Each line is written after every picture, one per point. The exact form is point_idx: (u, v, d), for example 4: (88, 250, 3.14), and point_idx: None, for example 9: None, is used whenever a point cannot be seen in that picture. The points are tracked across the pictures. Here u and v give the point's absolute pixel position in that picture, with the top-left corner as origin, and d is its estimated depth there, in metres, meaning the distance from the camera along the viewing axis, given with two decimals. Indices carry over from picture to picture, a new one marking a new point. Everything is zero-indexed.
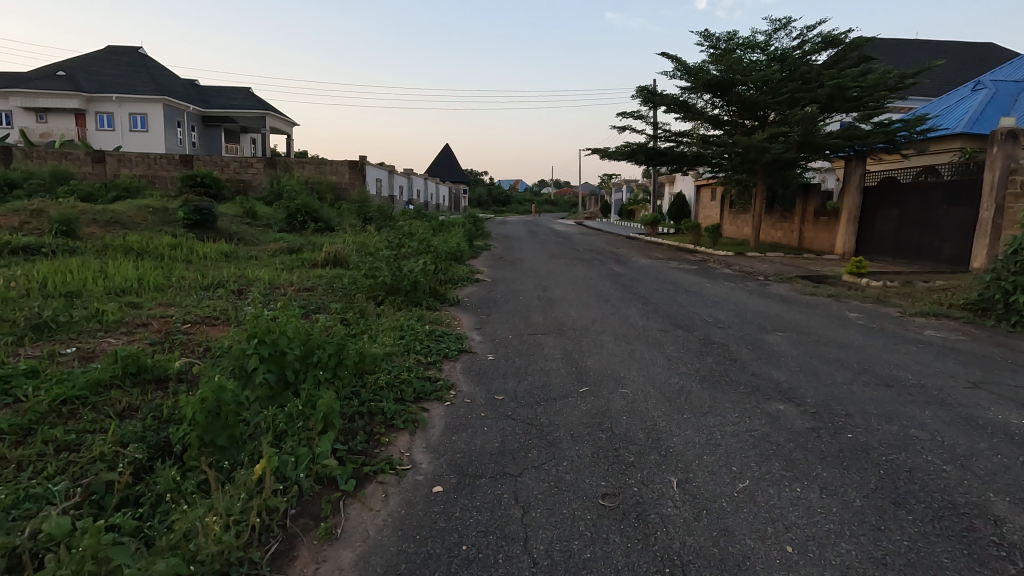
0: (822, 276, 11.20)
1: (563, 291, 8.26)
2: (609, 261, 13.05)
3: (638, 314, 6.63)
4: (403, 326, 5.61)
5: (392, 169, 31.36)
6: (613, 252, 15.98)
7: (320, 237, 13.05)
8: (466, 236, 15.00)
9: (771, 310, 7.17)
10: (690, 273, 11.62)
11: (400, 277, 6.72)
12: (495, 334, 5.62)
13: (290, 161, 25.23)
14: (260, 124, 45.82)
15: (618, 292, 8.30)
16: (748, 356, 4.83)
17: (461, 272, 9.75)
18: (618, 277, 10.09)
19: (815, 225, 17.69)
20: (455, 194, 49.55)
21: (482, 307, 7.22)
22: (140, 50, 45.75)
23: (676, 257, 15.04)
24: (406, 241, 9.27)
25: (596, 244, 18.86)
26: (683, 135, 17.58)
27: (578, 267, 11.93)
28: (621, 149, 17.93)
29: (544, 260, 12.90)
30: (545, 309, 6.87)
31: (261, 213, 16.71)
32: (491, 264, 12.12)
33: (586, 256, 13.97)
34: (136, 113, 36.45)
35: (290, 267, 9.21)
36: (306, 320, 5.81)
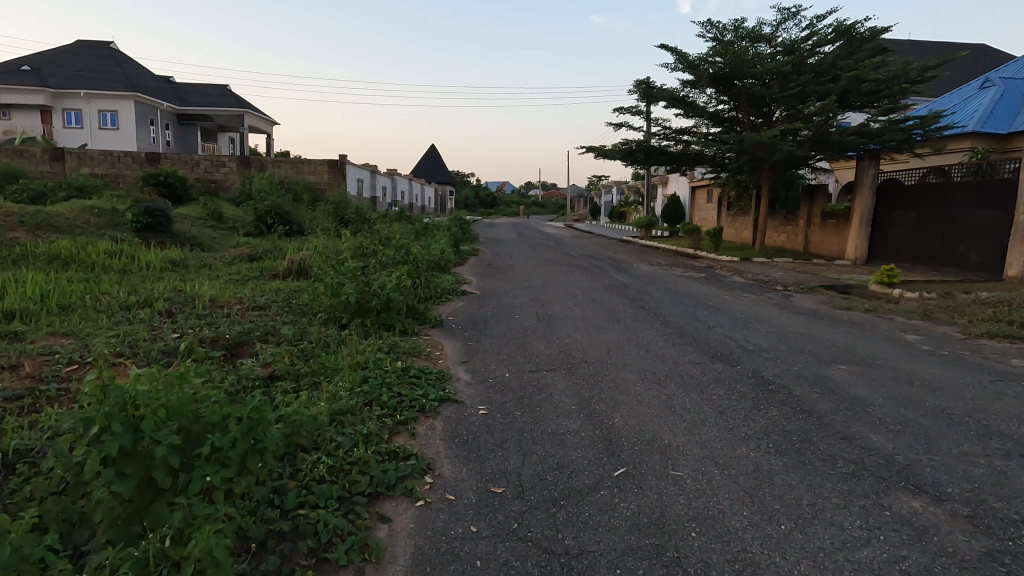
0: (845, 285, 10.16)
1: (566, 308, 7.05)
2: (609, 270, 11.89)
3: (661, 340, 5.42)
4: (368, 364, 4.33)
5: (375, 169, 29.95)
6: (610, 257, 14.83)
7: (288, 241, 11.73)
8: (452, 241, 13.75)
9: (815, 331, 6.03)
10: (700, 282, 10.49)
11: (369, 296, 5.45)
12: (487, 373, 4.35)
13: (265, 160, 23.77)
14: (238, 123, 44.14)
15: (629, 308, 7.12)
16: (825, 407, 3.64)
17: (445, 283, 8.50)
18: (624, 288, 8.91)
19: (822, 228, 16.70)
20: (441, 196, 48.21)
21: (471, 330, 5.94)
22: (112, 46, 43.86)
23: (679, 263, 13.93)
24: (381, 249, 8.00)
25: (591, 249, 17.71)
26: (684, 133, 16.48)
27: (576, 275, 10.73)
28: (617, 147, 16.78)
29: (538, 268, 11.69)
30: (547, 333, 5.63)
31: (228, 215, 15.32)
32: (479, 273, 10.88)
33: (583, 263, 12.81)
34: (105, 111, 34.69)
35: (245, 279, 7.89)
36: (244, 357, 4.53)
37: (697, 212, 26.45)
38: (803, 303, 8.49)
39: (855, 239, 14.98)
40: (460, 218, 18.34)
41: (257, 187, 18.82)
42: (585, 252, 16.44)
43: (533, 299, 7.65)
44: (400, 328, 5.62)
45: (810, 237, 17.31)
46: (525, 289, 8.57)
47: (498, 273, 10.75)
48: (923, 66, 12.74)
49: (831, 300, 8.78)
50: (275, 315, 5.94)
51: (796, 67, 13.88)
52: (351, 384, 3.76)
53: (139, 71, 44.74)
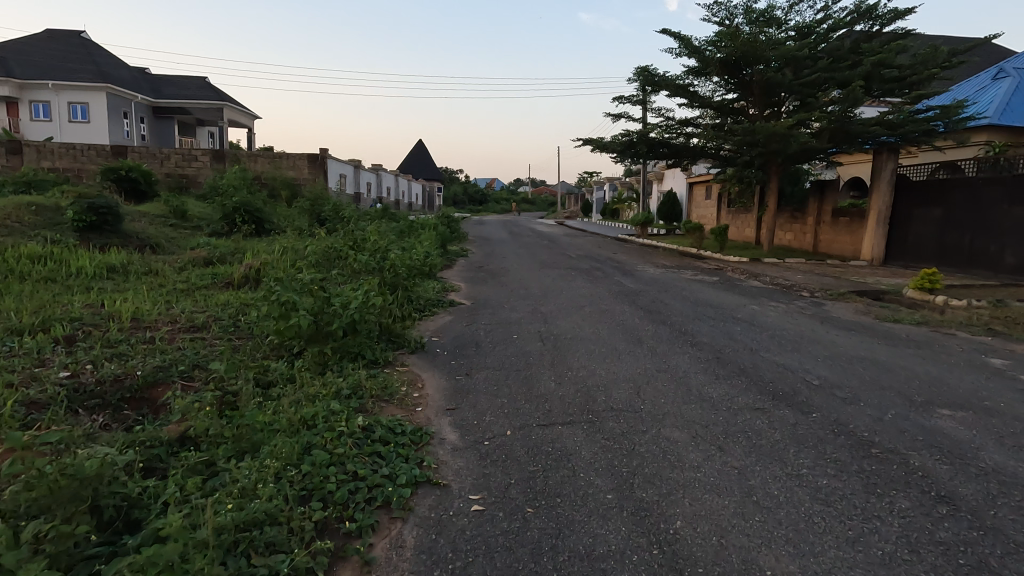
0: (876, 291, 9.14)
1: (573, 324, 5.90)
2: (612, 272, 10.79)
3: (699, 373, 4.27)
4: (317, 419, 3.14)
5: (359, 164, 28.60)
6: (609, 258, 13.72)
7: (255, 242, 10.48)
8: (438, 240, 12.57)
9: (880, 354, 4.95)
10: (715, 287, 9.40)
11: (329, 318, 4.24)
12: (482, 431, 3.18)
13: (240, 154, 22.36)
14: (218, 116, 42.48)
15: (648, 325, 5.98)
16: (973, 493, 2.52)
17: (429, 292, 7.33)
18: (635, 296, 7.81)
19: (834, 226, 15.72)
20: (429, 192, 46.89)
21: (461, 356, 4.77)
22: (84, 36, 42.01)
23: (686, 264, 12.87)
24: (353, 254, 6.81)
25: (588, 248, 16.59)
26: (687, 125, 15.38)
27: (577, 279, 9.60)
28: (616, 140, 15.64)
29: (535, 271, 10.53)
30: (556, 363, 4.48)
31: (193, 213, 14.01)
32: (467, 277, 9.69)
33: (583, 265, 11.69)
34: (76, 103, 33.06)
35: (191, 290, 6.67)
36: (146, 421, 3.33)
37: (695, 209, 25.47)
38: (839, 313, 7.42)
39: (872, 237, 14.03)
40: (448, 215, 17.14)
41: (229, 183, 17.46)
42: (583, 252, 15.33)
43: (532, 312, 6.50)
44: (369, 357, 4.44)
45: (820, 235, 16.35)
46: (523, 298, 7.43)
47: (491, 278, 9.59)
48: (951, 51, 11.73)
49: (869, 309, 7.73)
50: (214, 341, 4.74)
51: (811, 52, 12.80)
52: (285, 460, 2.58)
53: (113, 62, 42.85)
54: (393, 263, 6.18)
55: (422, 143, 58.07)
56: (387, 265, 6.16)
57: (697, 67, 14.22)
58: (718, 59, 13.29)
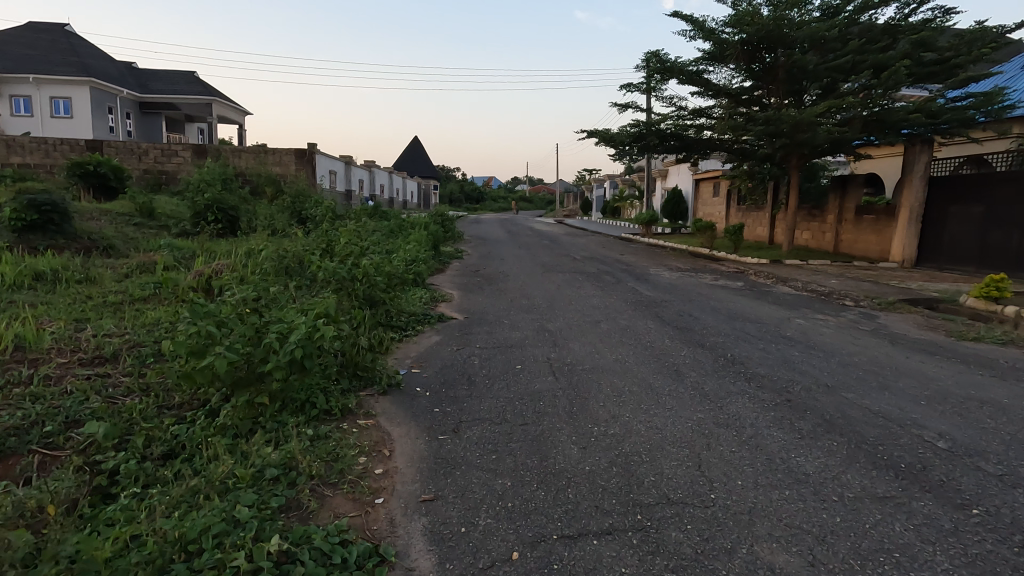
0: (927, 299, 8.03)
1: (590, 348, 4.73)
2: (624, 277, 9.61)
3: (774, 430, 3.10)
4: (205, 535, 1.95)
5: (350, 160, 27.36)
6: (618, 260, 12.56)
7: (221, 242, 9.28)
8: (430, 241, 11.40)
9: (997, 393, 3.80)
10: (743, 294, 8.24)
11: (257, 354, 3.02)
12: (476, 551, 2.02)
13: (223, 149, 21.13)
14: (207, 112, 41.20)
15: (683, 349, 4.81)
16: None
17: (415, 305, 6.17)
18: (657, 308, 6.64)
19: (858, 224, 14.58)
20: (424, 189, 45.70)
21: (448, 398, 3.60)
22: (67, 28, 40.58)
23: (702, 267, 11.72)
24: (322, 260, 5.63)
25: (592, 249, 15.42)
26: (700, 116, 14.19)
27: (586, 285, 8.43)
28: (623, 132, 14.44)
29: (537, 276, 9.35)
30: (576, 413, 3.30)
31: (162, 211, 12.80)
32: (461, 283, 8.52)
33: (591, 268, 10.52)
34: (57, 98, 31.80)
35: (124, 304, 5.49)
36: None
37: (701, 207, 24.34)
38: (900, 327, 6.29)
39: (904, 236, 12.89)
40: (442, 213, 15.94)
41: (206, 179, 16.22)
42: (588, 253, 14.18)
43: (538, 331, 5.32)
44: (320, 404, 3.26)
45: (842, 234, 15.19)
46: (526, 311, 6.24)
47: (488, 284, 8.43)
48: (999, 30, 10.59)
49: (931, 322, 6.60)
50: (119, 382, 3.58)
51: (840, 33, 11.62)
52: None
53: (97, 56, 41.45)
54: (367, 271, 5.00)
55: (418, 139, 56.80)
56: (359, 274, 4.97)
57: (711, 52, 13.01)
58: (737, 41, 12.07)
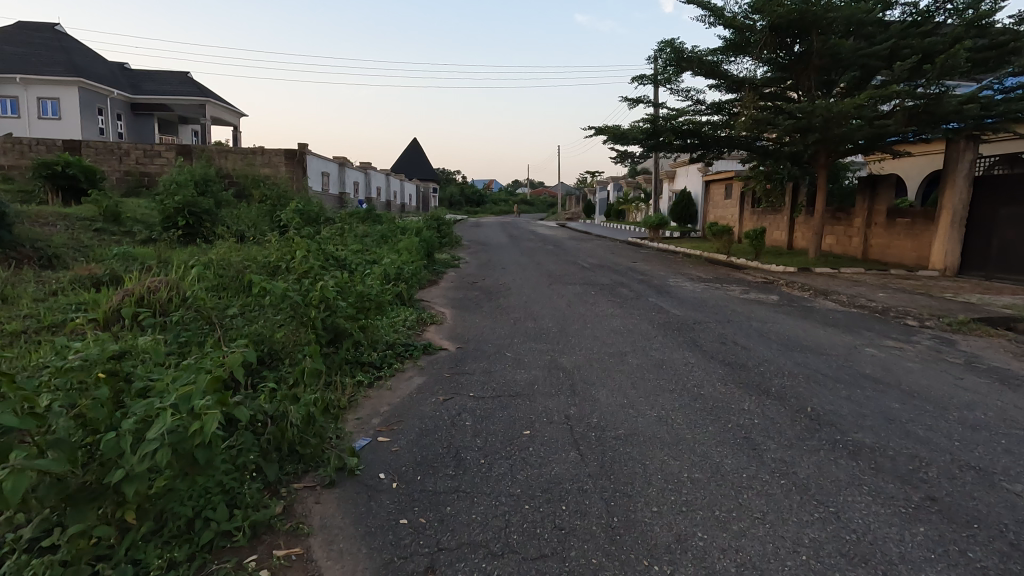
0: (1002, 317, 6.83)
1: (620, 398, 3.55)
2: (643, 289, 8.43)
3: (948, 572, 1.92)
4: None
5: (344, 161, 26.27)
6: (630, 268, 11.39)
7: (182, 251, 8.13)
8: (423, 249, 10.23)
9: None
10: (785, 312, 7.04)
11: (102, 456, 1.81)
12: None
13: (208, 149, 20.01)
14: (200, 113, 40.16)
15: (744, 399, 3.61)
16: None
17: (396, 331, 4.99)
18: (692, 333, 5.45)
19: (891, 228, 13.38)
20: (423, 193, 44.59)
21: (423, 497, 2.41)
22: (58, 29, 39.61)
23: (726, 276, 10.54)
24: (278, 278, 4.46)
25: (600, 255, 14.26)
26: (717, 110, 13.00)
27: (601, 300, 7.25)
28: (635, 128, 13.26)
29: (543, 289, 8.17)
30: (619, 532, 2.14)
31: (130, 215, 11.66)
32: (454, 299, 7.33)
33: (603, 279, 9.35)
34: (45, 99, 30.80)
35: (24, 334, 4.33)
36: None
37: (712, 210, 23.15)
38: (993, 357, 5.09)
39: (946, 242, 11.70)
40: (438, 217, 14.77)
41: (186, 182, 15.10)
42: (597, 260, 13.00)
43: (550, 371, 4.13)
44: (220, 518, 2.06)
45: (871, 238, 14.01)
46: (532, 339, 5.07)
47: (486, 300, 7.24)
48: None
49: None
50: None
51: (878, 16, 10.43)
52: None
53: (88, 56, 40.45)
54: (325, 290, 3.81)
55: (417, 141, 55.72)
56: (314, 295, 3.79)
57: (732, 40, 11.81)
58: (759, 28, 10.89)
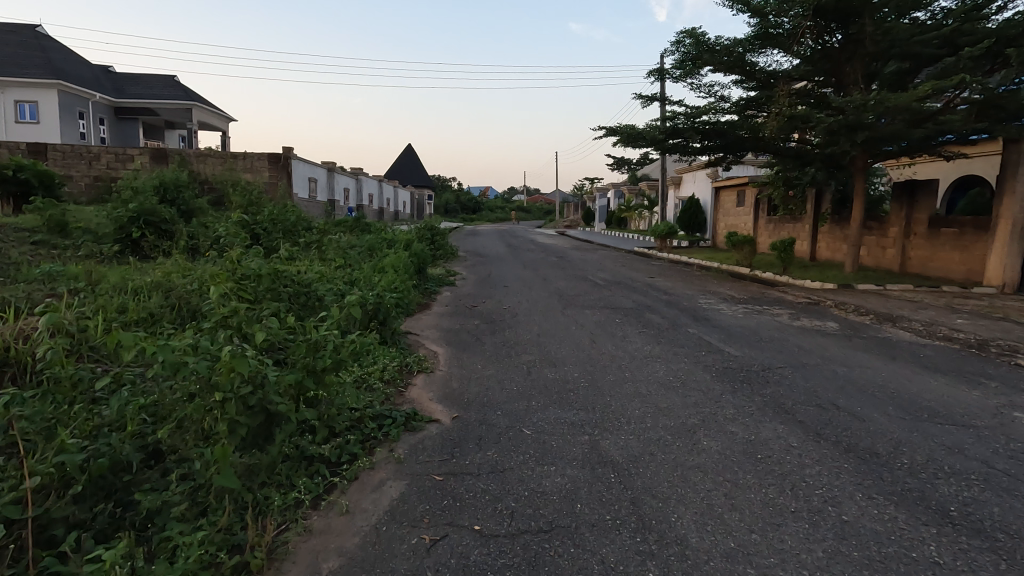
0: None
1: (723, 543, 2.14)
2: (676, 314, 7.04)
3: None
4: None
5: (334, 166, 24.89)
6: (650, 285, 10.03)
7: (123, 268, 6.72)
8: (413, 264, 8.83)
9: None
10: (861, 349, 5.64)
11: None
12: None
13: (186, 152, 18.60)
14: (188, 118, 38.74)
15: (919, 536, 2.22)
16: None
17: (369, 394, 3.59)
18: (769, 388, 4.05)
19: (933, 239, 12.09)
20: (417, 200, 43.19)
21: None
22: (40, 30, 38.20)
23: (761, 295, 9.20)
24: (187, 326, 3.04)
25: (611, 269, 12.91)
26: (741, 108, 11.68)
27: (631, 333, 5.87)
28: (649, 130, 11.96)
29: (557, 315, 6.79)
30: None
31: (82, 224, 10.23)
32: (448, 331, 5.91)
33: (625, 300, 7.94)
34: (22, 101, 29.33)
35: None
36: None
37: (723, 217, 21.87)
38: None
39: (1004, 255, 10.40)
40: (433, 227, 13.38)
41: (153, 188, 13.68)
42: (609, 274, 11.65)
43: (593, 472, 2.71)
44: None
45: (910, 250, 12.70)
46: (556, 404, 3.66)
47: (489, 333, 5.82)
48: None
49: None
50: None
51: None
52: None
53: (70, 58, 39.01)
54: (238, 358, 2.37)
55: (412, 147, 54.41)
56: (217, 367, 2.35)
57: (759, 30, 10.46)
58: (793, 14, 9.60)
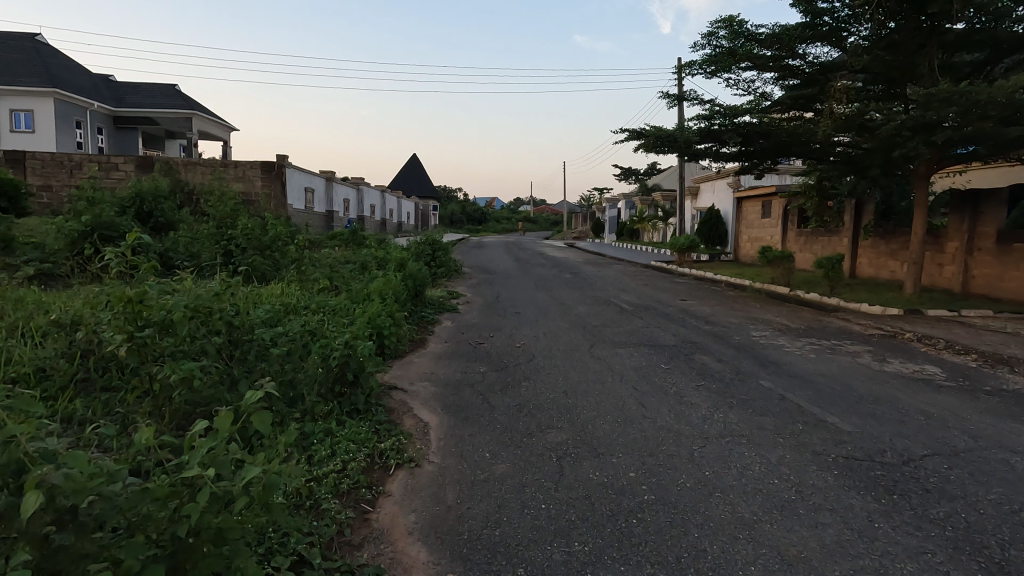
0: None
1: None
2: (733, 356, 5.59)
3: None
4: None
5: (332, 176, 23.66)
6: (684, 310, 8.62)
7: (45, 296, 5.40)
8: (408, 288, 7.47)
9: None
10: (1000, 412, 4.19)
11: None
12: None
13: (173, 161, 17.40)
14: (188, 127, 37.80)
15: None
16: None
17: (308, 537, 2.20)
18: (940, 509, 2.58)
19: (1003, 256, 10.60)
20: (421, 211, 41.88)
21: None
22: (40, 39, 37.50)
23: (819, 325, 7.77)
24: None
25: (633, 289, 11.52)
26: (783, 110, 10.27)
27: (686, 389, 4.45)
28: (676, 133, 10.60)
29: (583, 358, 5.36)
30: None
31: (33, 239, 8.95)
32: (445, 386, 4.48)
33: (664, 336, 6.48)
34: (16, 110, 28.42)
35: None
36: None
37: (745, 230, 20.44)
38: None
39: None
40: (435, 242, 12.01)
41: (129, 199, 12.45)
42: (633, 296, 10.24)
43: None
44: None
45: (973, 268, 11.22)
46: (615, 551, 2.22)
47: (500, 389, 4.38)
48: None
49: None
50: None
51: None
52: None
53: (70, 67, 38.23)
54: None
55: (417, 158, 53.38)
56: None
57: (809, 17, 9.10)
58: None
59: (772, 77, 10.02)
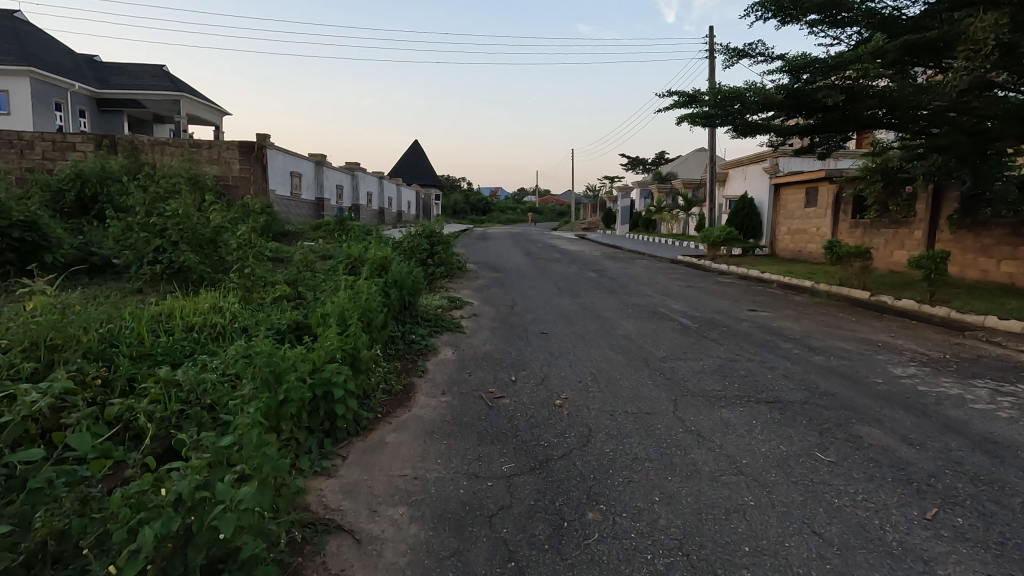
0: None
1: None
2: (918, 429, 3.37)
3: None
4: None
5: (322, 160, 21.42)
6: (765, 328, 6.46)
7: None
8: (393, 301, 5.31)
9: None
10: None
11: None
12: None
13: (138, 140, 15.20)
14: (175, 110, 35.42)
15: None
16: None
17: None
18: None
19: None
20: (422, 199, 39.49)
21: None
22: (17, 15, 34.95)
23: (967, 353, 5.56)
24: None
25: (679, 293, 9.31)
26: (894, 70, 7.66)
27: (914, 533, 2.26)
28: (740, 91, 8.27)
29: (675, 437, 3.16)
30: None
31: None
32: (437, 525, 2.27)
33: (773, 382, 4.27)
34: None
35: None
36: None
37: (784, 221, 18.18)
38: None
39: None
40: (434, 234, 9.82)
41: (66, 180, 10.25)
42: (686, 304, 8.05)
43: None
44: None
45: None
46: None
47: (547, 538, 2.18)
48: None
49: None
50: None
51: None
52: None
53: (49, 45, 35.82)
54: None
55: (417, 144, 51.12)
56: None
57: None
58: None
59: (861, 27, 7.85)
